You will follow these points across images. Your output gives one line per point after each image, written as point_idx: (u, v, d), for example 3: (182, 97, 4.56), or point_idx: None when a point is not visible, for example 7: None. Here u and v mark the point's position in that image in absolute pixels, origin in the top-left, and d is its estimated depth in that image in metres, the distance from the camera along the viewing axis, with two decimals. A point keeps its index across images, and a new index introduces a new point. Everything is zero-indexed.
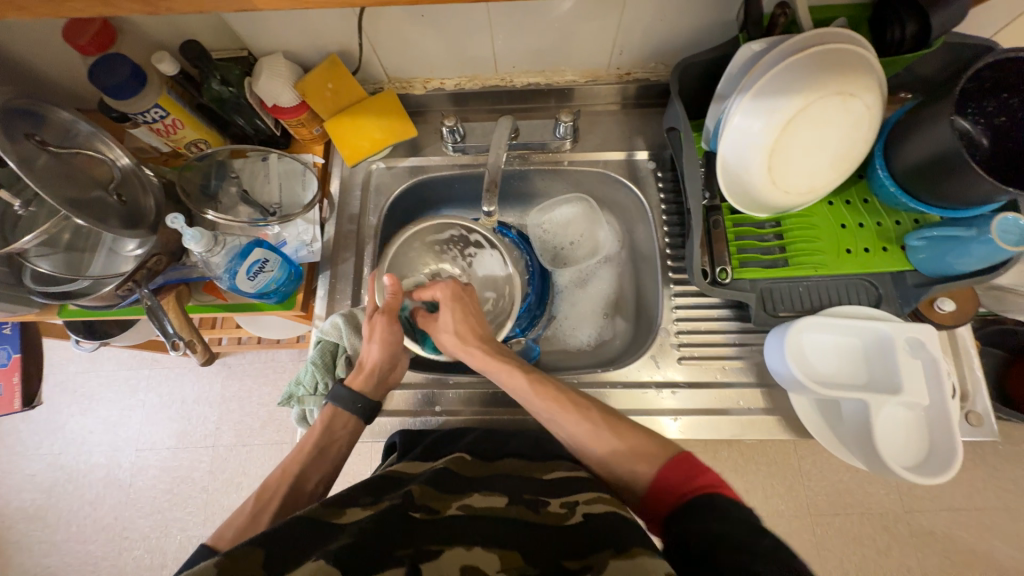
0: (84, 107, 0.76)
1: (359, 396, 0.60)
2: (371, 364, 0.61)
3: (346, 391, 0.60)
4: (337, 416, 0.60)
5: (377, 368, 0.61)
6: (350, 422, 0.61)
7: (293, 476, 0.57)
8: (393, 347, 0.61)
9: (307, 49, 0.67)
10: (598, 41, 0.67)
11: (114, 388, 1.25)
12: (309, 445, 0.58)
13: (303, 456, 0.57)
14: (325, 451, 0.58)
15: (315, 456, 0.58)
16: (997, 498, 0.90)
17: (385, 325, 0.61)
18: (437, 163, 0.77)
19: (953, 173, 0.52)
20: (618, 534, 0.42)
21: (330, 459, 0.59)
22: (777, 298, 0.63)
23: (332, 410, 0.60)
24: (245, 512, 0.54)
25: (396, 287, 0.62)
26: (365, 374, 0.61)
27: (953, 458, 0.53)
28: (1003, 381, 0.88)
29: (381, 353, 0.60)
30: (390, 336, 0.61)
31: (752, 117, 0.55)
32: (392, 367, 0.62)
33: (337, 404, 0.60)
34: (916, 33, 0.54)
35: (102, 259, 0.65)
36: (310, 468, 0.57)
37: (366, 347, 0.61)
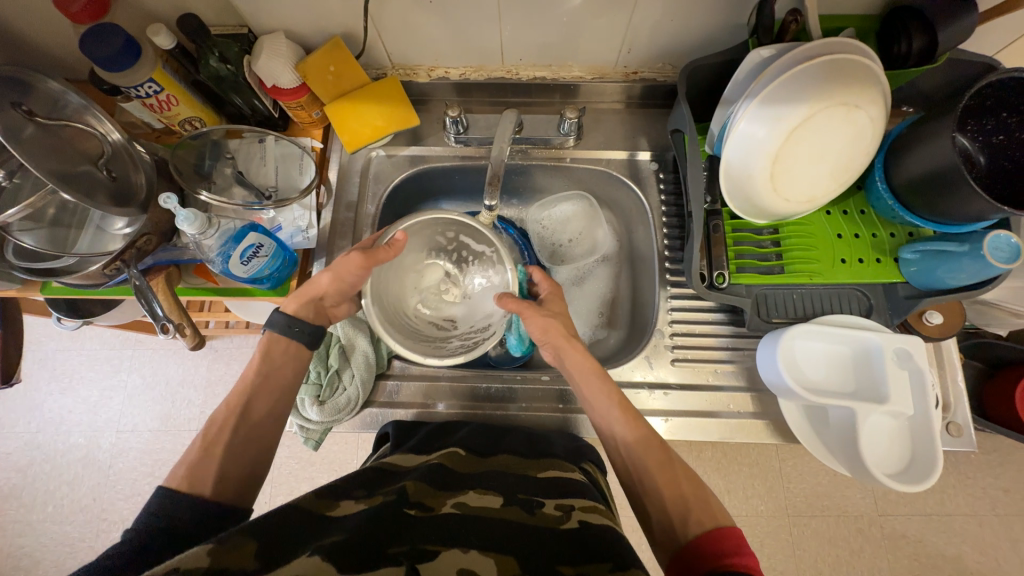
0: (73, 78, 0.73)
1: (295, 318, 0.59)
2: (316, 290, 0.60)
3: (280, 315, 0.59)
4: (276, 345, 0.59)
5: (319, 293, 0.60)
6: (290, 349, 0.60)
7: (239, 405, 0.56)
8: (343, 287, 0.60)
9: (309, 29, 0.66)
10: (607, 38, 0.67)
11: (96, 367, 1.22)
12: (249, 374, 0.57)
13: (246, 384, 0.57)
14: (268, 377, 0.58)
15: (260, 384, 0.57)
16: (967, 504, 0.93)
17: (353, 266, 0.58)
18: (438, 154, 0.76)
19: (949, 190, 0.53)
20: (612, 543, 0.43)
21: (273, 390, 0.58)
22: (771, 304, 0.63)
23: (269, 337, 0.59)
24: (195, 448, 0.52)
25: (399, 245, 0.59)
26: (304, 299, 0.60)
27: (934, 467, 0.55)
28: (981, 393, 0.91)
29: (329, 282, 0.59)
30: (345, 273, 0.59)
31: (758, 124, 0.55)
32: (336, 300, 0.62)
33: (273, 329, 0.59)
34: (923, 48, 0.54)
35: (89, 237, 0.63)
36: (254, 397, 0.57)
37: (321, 273, 0.60)
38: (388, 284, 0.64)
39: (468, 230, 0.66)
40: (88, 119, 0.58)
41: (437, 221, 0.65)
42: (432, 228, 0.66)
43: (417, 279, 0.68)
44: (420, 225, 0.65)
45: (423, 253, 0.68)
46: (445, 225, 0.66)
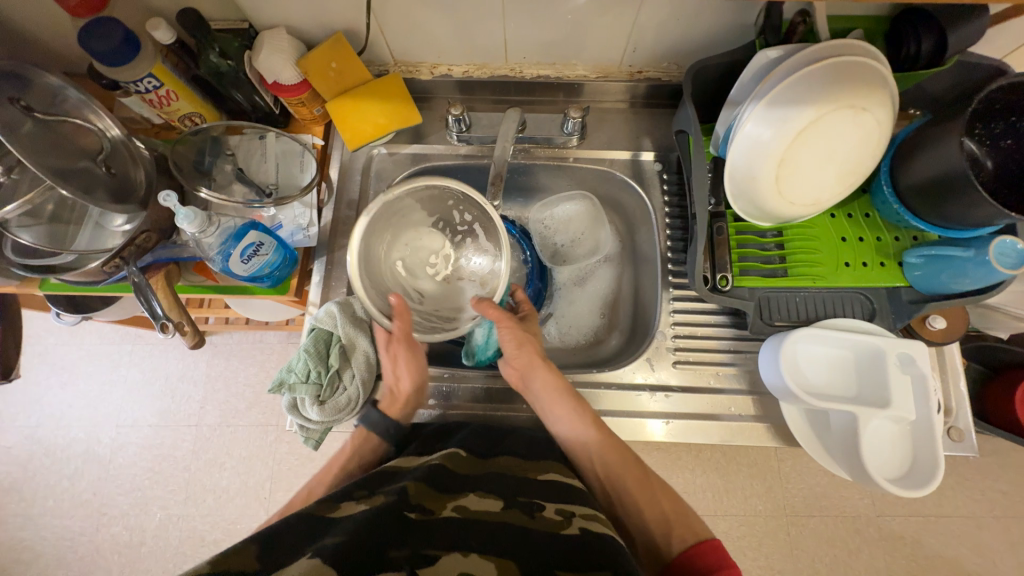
0: (72, 72, 0.72)
1: (391, 422, 0.63)
2: (401, 395, 0.63)
3: (378, 416, 0.63)
4: (366, 441, 0.64)
5: (411, 397, 0.64)
6: (376, 446, 0.65)
7: (320, 492, 0.62)
8: (418, 376, 0.63)
9: (311, 25, 0.65)
10: (613, 37, 0.66)
11: (95, 363, 1.22)
12: (336, 467, 0.63)
13: (329, 481, 0.63)
14: (343, 480, 0.63)
15: (336, 483, 0.63)
16: (965, 507, 0.93)
17: (408, 357, 0.62)
18: (440, 152, 0.76)
19: (956, 195, 0.52)
20: (611, 555, 0.42)
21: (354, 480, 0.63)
22: (774, 307, 0.63)
23: (361, 434, 0.64)
24: (278, 518, 0.61)
25: (400, 307, 0.59)
26: (400, 404, 0.63)
27: (935, 472, 0.55)
28: (981, 395, 0.91)
29: (410, 384, 0.63)
30: (415, 367, 0.62)
31: (764, 126, 0.54)
32: (420, 394, 0.64)
33: (370, 428, 0.64)
34: (932, 50, 0.54)
35: (88, 234, 0.62)
36: (334, 486, 0.63)
37: (394, 379, 0.63)
38: (378, 247, 0.61)
39: (483, 216, 0.64)
40: (88, 116, 0.57)
41: (461, 198, 0.63)
42: (454, 201, 0.64)
43: (409, 238, 0.66)
44: (443, 193, 0.64)
45: (416, 223, 0.66)
46: (450, 197, 0.64)
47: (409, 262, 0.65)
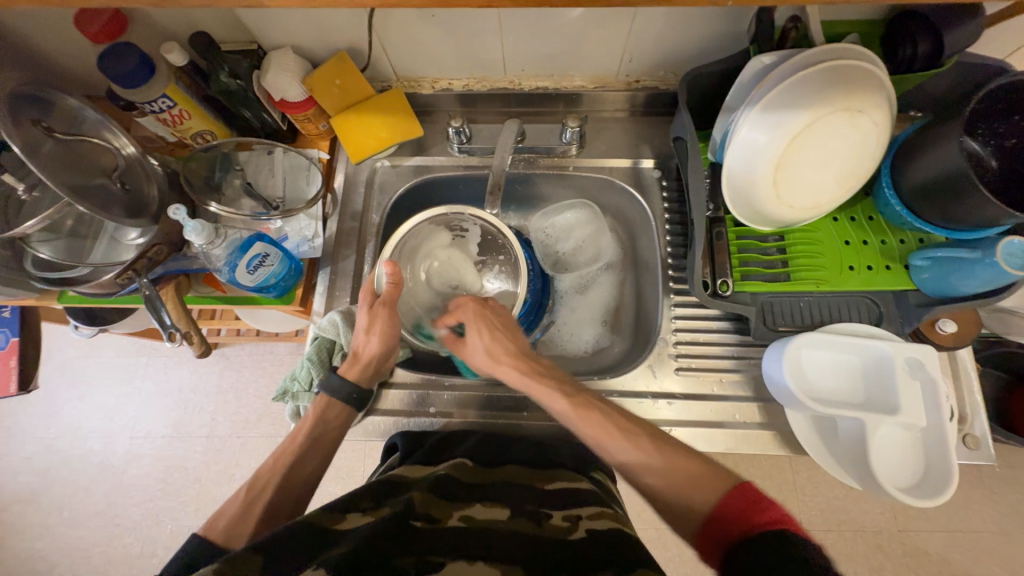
0: (92, 95, 0.76)
1: (353, 386, 0.60)
2: (367, 355, 0.61)
3: (339, 380, 0.60)
4: (331, 407, 0.60)
5: (377, 357, 0.61)
6: (342, 413, 0.61)
7: (287, 466, 0.56)
8: (391, 339, 0.61)
9: (316, 44, 0.67)
10: (608, 48, 0.67)
11: (112, 375, 1.25)
12: (301, 436, 0.58)
13: (297, 447, 0.57)
14: (318, 441, 0.58)
15: (309, 446, 0.57)
16: (993, 521, 0.89)
17: (388, 318, 0.61)
18: (442, 163, 0.77)
19: (957, 194, 0.52)
20: (619, 551, 0.42)
21: (323, 448, 0.58)
22: (778, 312, 0.62)
23: (326, 399, 0.60)
24: (236, 502, 0.52)
25: (397, 278, 0.61)
26: (361, 364, 0.61)
27: (948, 482, 0.53)
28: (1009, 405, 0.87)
29: (380, 346, 0.61)
30: (392, 330, 0.61)
31: (758, 131, 0.55)
32: (387, 358, 0.62)
33: (331, 394, 0.59)
34: (928, 52, 0.54)
35: (103, 247, 0.65)
36: (302, 458, 0.57)
37: (363, 338, 0.61)
38: (411, 246, 0.72)
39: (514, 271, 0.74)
40: (106, 134, 0.61)
41: (511, 257, 0.74)
42: (504, 257, 0.75)
43: (452, 256, 0.75)
44: (499, 245, 0.75)
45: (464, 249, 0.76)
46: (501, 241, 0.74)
47: (431, 275, 0.74)
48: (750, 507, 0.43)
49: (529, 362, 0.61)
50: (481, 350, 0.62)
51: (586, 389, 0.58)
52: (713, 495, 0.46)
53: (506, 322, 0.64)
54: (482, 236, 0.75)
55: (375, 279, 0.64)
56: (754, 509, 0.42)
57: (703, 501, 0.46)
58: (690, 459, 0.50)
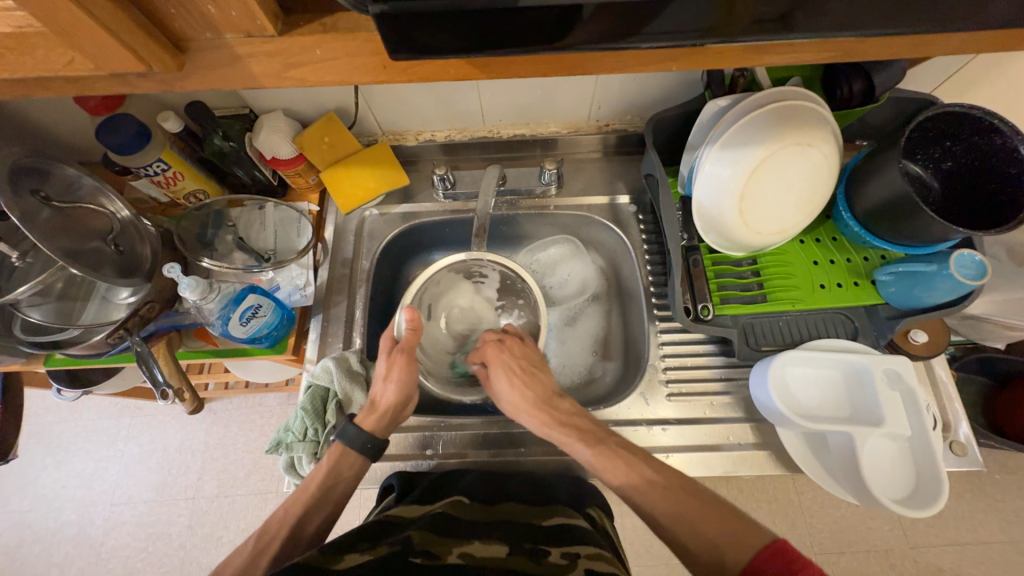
0: (87, 161, 0.78)
1: (369, 435, 0.58)
2: (384, 404, 0.60)
3: (356, 430, 0.59)
4: (345, 457, 0.58)
5: (399, 403, 0.61)
6: (356, 462, 0.59)
7: (294, 518, 0.54)
8: (407, 387, 0.61)
9: (306, 106, 0.72)
10: (579, 97, 0.73)
11: (93, 439, 1.21)
12: (313, 487, 0.56)
13: (307, 497, 0.56)
14: (329, 492, 0.57)
15: (318, 499, 0.56)
16: (999, 530, 0.89)
17: (404, 365, 0.62)
18: (429, 209, 0.81)
19: (906, 214, 0.56)
20: None
21: (333, 500, 0.57)
22: (759, 333, 0.65)
23: (341, 449, 0.58)
24: (243, 554, 0.52)
25: (416, 323, 0.63)
26: (377, 415, 0.60)
27: (941, 490, 0.54)
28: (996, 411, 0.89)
29: (396, 393, 0.60)
30: (409, 375, 0.61)
31: (722, 165, 0.59)
32: (404, 406, 0.61)
33: (348, 442, 0.58)
34: (863, 90, 0.60)
35: (94, 307, 0.65)
36: (310, 510, 0.55)
37: (380, 386, 0.61)
38: (433, 292, 0.75)
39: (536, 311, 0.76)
40: (102, 200, 0.63)
41: (531, 302, 0.75)
42: (524, 301, 0.77)
43: (474, 303, 0.79)
44: (519, 288, 0.77)
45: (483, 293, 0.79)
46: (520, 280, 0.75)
47: (451, 322, 0.77)
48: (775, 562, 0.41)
49: (552, 411, 0.60)
50: (503, 395, 0.63)
51: (609, 432, 0.59)
52: (746, 556, 0.43)
53: (535, 362, 0.66)
54: (499, 280, 0.78)
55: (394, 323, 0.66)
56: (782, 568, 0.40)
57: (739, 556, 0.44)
58: (675, 509, 0.50)
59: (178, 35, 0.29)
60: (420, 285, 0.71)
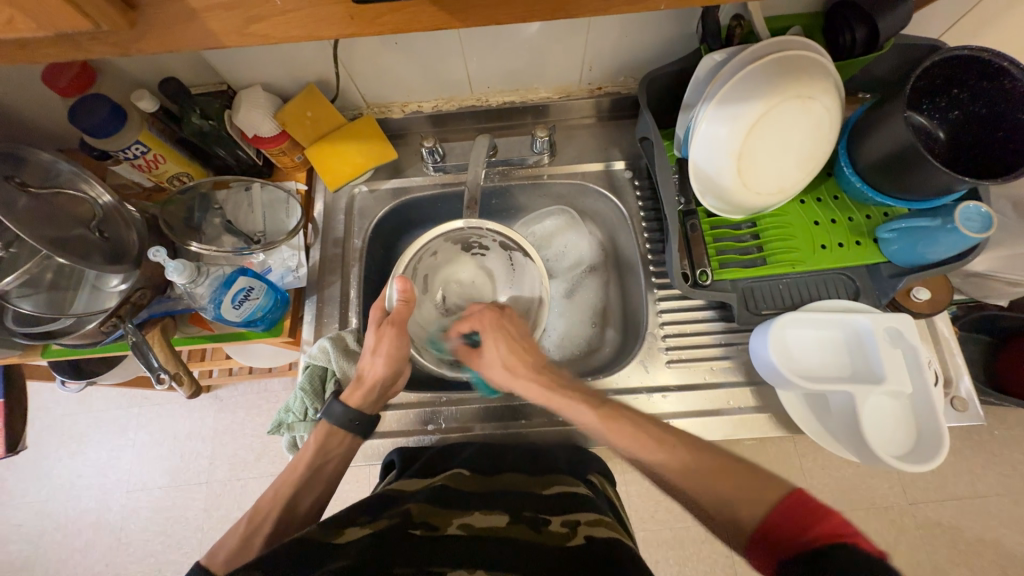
0: (66, 148, 0.76)
1: (356, 411, 0.59)
2: (372, 378, 0.60)
3: (342, 407, 0.59)
4: (333, 436, 0.59)
5: (383, 379, 0.61)
6: (345, 440, 0.60)
7: (286, 496, 0.56)
8: (396, 361, 0.60)
9: (286, 79, 0.69)
10: (569, 59, 0.69)
11: (103, 429, 1.22)
12: (301, 467, 0.58)
13: (297, 477, 0.57)
14: (319, 471, 0.58)
15: (309, 478, 0.57)
16: (999, 484, 0.90)
17: (394, 339, 0.61)
18: (419, 184, 0.79)
19: (911, 166, 0.54)
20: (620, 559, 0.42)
21: (326, 477, 0.58)
22: (759, 297, 0.64)
23: (327, 428, 0.59)
24: (237, 535, 0.54)
25: (409, 295, 0.61)
26: (365, 389, 0.60)
27: (941, 444, 0.54)
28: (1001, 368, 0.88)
29: (385, 368, 0.60)
30: (398, 351, 0.60)
31: (718, 123, 0.57)
32: (393, 379, 0.62)
33: (333, 420, 0.59)
34: (866, 37, 0.57)
35: (85, 297, 0.64)
36: (302, 489, 0.57)
37: (368, 359, 0.60)
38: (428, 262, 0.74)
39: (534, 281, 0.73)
40: (82, 185, 0.61)
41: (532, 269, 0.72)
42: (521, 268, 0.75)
43: (475, 277, 0.77)
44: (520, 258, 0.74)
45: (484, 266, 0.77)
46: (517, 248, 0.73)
47: (449, 296, 0.76)
48: (802, 522, 0.39)
49: (553, 374, 0.62)
50: (490, 371, 0.64)
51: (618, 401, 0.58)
52: (761, 510, 0.42)
53: (525, 334, 0.65)
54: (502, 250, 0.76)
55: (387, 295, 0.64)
56: (809, 524, 0.39)
57: (748, 514, 0.43)
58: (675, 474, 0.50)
59: None
60: (411, 254, 0.70)
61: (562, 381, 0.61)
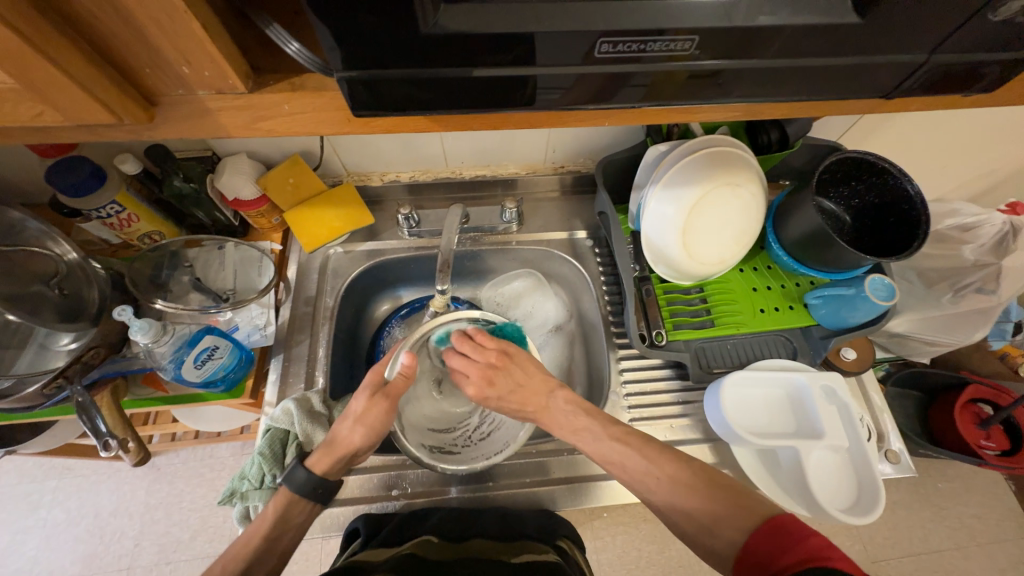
0: (30, 203, 0.75)
1: (320, 480, 0.56)
2: (344, 446, 0.58)
3: (305, 474, 0.56)
4: (293, 504, 0.56)
5: (351, 450, 0.59)
6: (306, 508, 0.57)
7: (227, 570, 0.50)
8: (375, 434, 0.59)
9: (272, 149, 0.74)
10: (534, 143, 0.78)
11: (11, 508, 1.08)
12: (254, 541, 0.53)
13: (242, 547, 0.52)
14: (265, 538, 0.54)
15: (258, 546, 0.53)
16: (946, 538, 0.95)
17: (382, 412, 0.59)
18: (394, 247, 0.82)
19: (826, 243, 0.63)
20: None
21: (273, 545, 0.54)
22: (710, 356, 0.69)
23: (287, 495, 0.56)
24: None
25: (409, 370, 0.62)
26: (332, 456, 0.58)
27: (878, 497, 0.59)
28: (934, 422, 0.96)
29: (362, 439, 0.58)
30: (381, 426, 0.59)
31: (665, 203, 0.66)
32: (365, 450, 0.60)
33: (294, 487, 0.56)
34: (779, 138, 0.69)
35: (31, 356, 0.61)
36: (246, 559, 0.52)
37: (348, 427, 0.59)
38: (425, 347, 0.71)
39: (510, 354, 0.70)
40: (48, 243, 0.60)
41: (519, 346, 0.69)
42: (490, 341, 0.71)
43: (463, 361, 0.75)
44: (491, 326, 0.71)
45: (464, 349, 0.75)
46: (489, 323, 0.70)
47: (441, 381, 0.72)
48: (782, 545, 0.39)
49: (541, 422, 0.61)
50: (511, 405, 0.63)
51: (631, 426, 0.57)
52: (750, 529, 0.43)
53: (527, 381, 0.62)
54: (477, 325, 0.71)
55: (387, 361, 0.64)
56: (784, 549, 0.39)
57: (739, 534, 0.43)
58: None
59: (149, 90, 0.31)
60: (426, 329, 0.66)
61: (557, 424, 0.60)
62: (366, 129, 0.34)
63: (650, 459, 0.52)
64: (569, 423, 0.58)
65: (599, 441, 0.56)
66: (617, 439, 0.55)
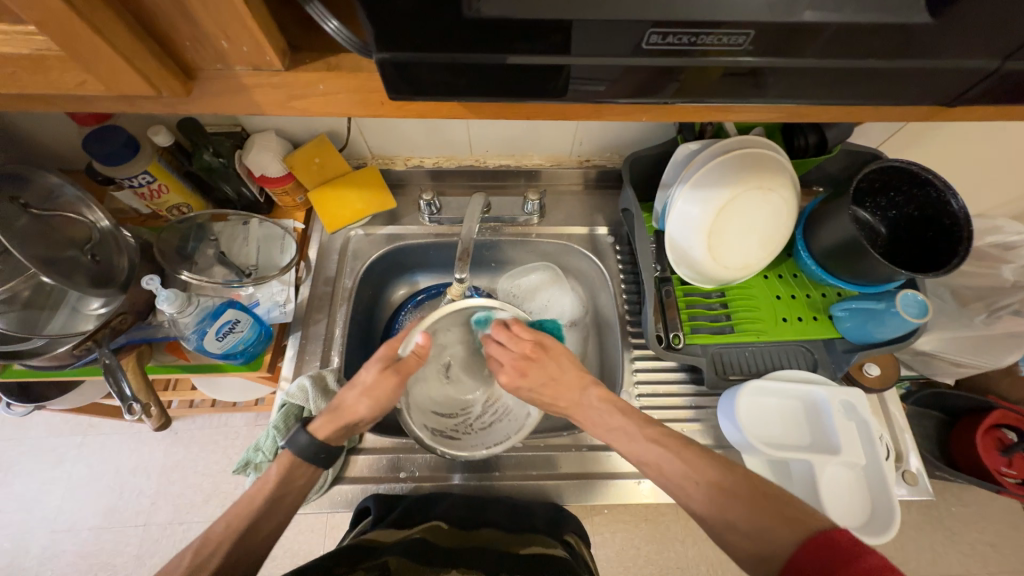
0: (67, 169, 0.78)
1: (322, 445, 0.57)
2: (347, 415, 0.58)
3: (308, 438, 0.57)
4: (296, 466, 0.57)
5: (354, 420, 0.59)
6: (308, 471, 0.57)
7: (240, 529, 0.52)
8: (381, 406, 0.58)
9: (300, 128, 0.74)
10: (561, 134, 0.77)
11: (38, 459, 1.13)
12: (259, 500, 0.54)
13: (252, 509, 0.54)
14: (275, 502, 0.55)
15: (266, 509, 0.54)
16: (958, 563, 0.92)
17: (391, 389, 0.59)
18: (414, 232, 0.82)
19: (858, 254, 0.61)
20: None
21: (281, 513, 0.55)
22: (727, 362, 0.68)
23: (290, 459, 0.56)
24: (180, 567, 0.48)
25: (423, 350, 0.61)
26: (337, 424, 0.58)
27: (892, 519, 0.57)
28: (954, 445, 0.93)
29: (368, 410, 0.58)
30: (387, 401, 0.58)
31: (692, 204, 0.64)
32: (370, 420, 0.60)
33: (297, 452, 0.56)
34: (817, 142, 0.66)
35: (62, 317, 0.63)
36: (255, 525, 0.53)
37: (355, 398, 0.58)
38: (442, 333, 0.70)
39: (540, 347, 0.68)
40: (81, 209, 0.62)
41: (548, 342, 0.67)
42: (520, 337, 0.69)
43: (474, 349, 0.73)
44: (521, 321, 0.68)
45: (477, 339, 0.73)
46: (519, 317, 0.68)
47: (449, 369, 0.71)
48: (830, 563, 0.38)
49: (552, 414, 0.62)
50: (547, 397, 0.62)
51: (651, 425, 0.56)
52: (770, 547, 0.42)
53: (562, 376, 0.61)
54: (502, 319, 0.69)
55: (403, 339, 0.63)
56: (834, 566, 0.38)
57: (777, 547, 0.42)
58: None
59: (188, 65, 0.31)
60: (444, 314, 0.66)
61: (591, 420, 0.59)
62: (398, 112, 0.34)
63: (676, 464, 0.51)
64: (604, 420, 0.58)
65: (636, 440, 0.55)
66: (638, 441, 0.54)
